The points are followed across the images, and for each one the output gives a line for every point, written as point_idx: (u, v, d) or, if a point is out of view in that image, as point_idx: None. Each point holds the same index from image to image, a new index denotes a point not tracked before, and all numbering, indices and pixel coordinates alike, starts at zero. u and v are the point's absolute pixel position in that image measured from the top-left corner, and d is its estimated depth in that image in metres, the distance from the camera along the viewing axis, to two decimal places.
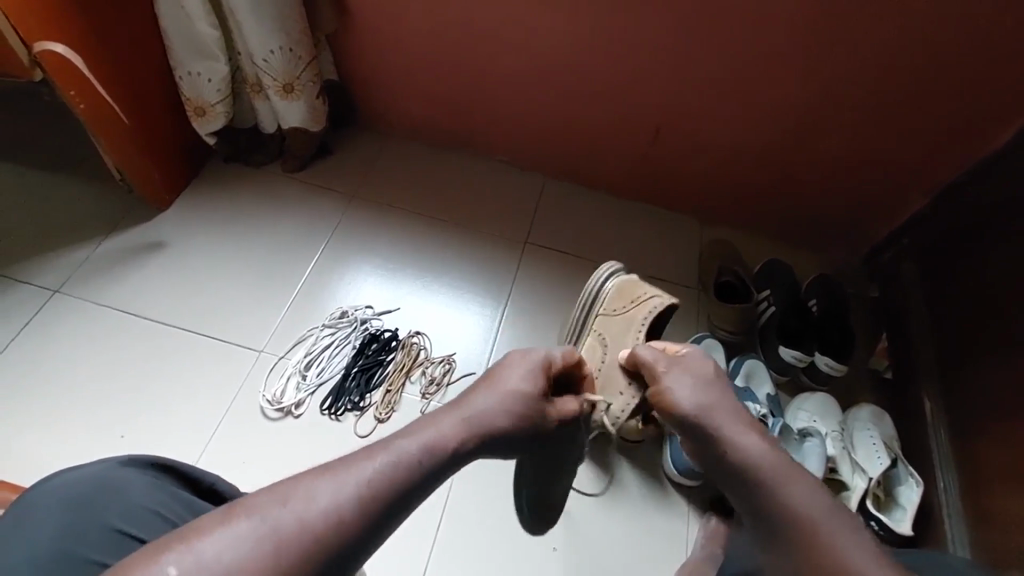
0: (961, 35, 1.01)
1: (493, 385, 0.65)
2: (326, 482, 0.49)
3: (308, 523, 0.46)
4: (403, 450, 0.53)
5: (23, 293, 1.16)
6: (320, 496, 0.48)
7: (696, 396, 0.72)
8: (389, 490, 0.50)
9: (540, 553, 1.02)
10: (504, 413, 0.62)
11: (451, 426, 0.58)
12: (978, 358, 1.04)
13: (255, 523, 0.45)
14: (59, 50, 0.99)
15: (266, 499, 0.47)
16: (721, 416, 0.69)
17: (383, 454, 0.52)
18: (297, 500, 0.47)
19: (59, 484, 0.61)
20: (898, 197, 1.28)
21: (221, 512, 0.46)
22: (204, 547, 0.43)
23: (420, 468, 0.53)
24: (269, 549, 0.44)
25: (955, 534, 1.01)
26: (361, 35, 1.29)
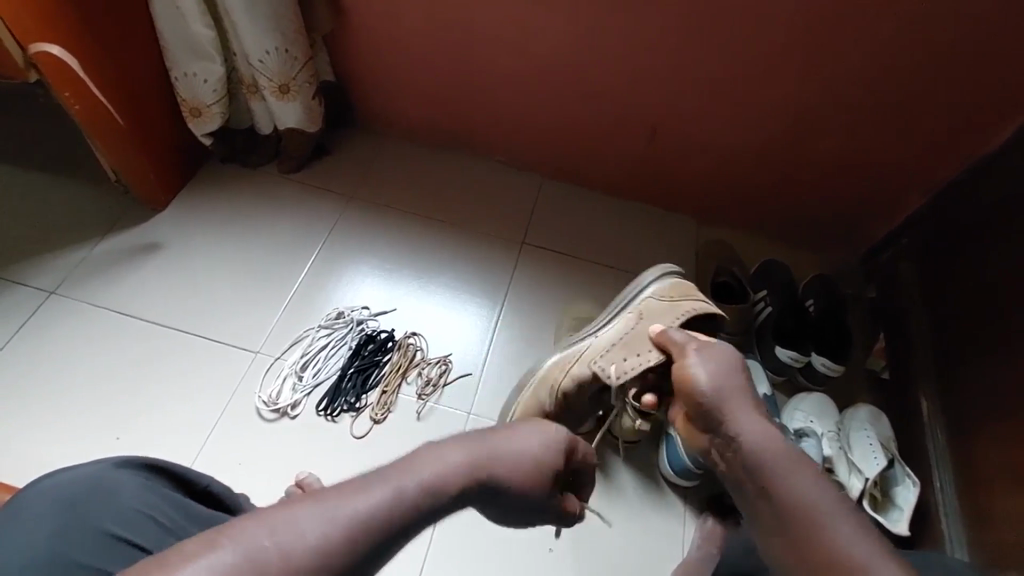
0: (956, 34, 1.01)
1: (518, 422, 0.61)
2: (313, 511, 0.43)
3: (291, 565, 0.40)
4: (410, 484, 0.48)
5: (19, 294, 1.16)
6: (309, 530, 0.42)
7: (714, 380, 0.73)
8: (384, 531, 0.45)
9: (536, 554, 1.03)
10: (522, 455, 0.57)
11: (463, 462, 0.53)
12: (974, 358, 1.04)
13: (236, 557, 0.39)
14: (54, 52, 0.99)
15: (251, 528, 0.41)
16: (738, 404, 0.70)
17: (388, 485, 0.47)
18: (283, 533, 0.41)
19: (53, 484, 0.61)
20: (895, 197, 1.28)
21: (199, 537, 0.40)
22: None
23: (420, 510, 0.48)
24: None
25: (952, 534, 1.01)
26: (357, 35, 1.29)
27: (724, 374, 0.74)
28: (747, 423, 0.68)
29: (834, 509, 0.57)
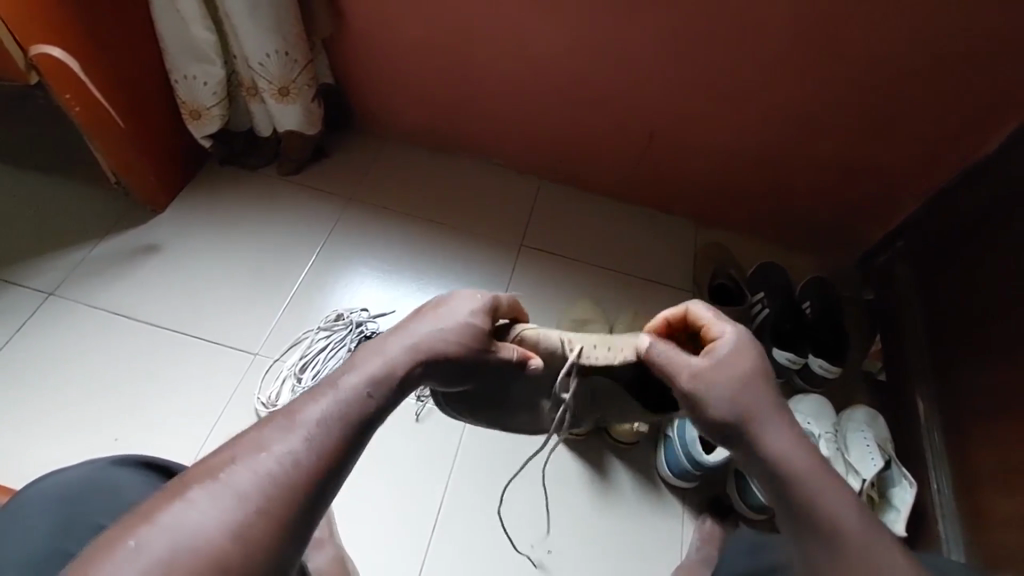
0: (950, 40, 1.02)
1: (438, 312, 0.61)
2: (272, 430, 0.48)
3: (264, 473, 0.45)
4: (353, 386, 0.53)
5: (18, 295, 1.16)
6: (274, 445, 0.47)
7: (730, 395, 0.61)
8: (343, 429, 0.50)
9: (535, 556, 1.02)
10: (448, 342, 0.59)
11: (394, 356, 0.56)
12: (969, 360, 1.05)
13: (212, 483, 0.44)
14: (54, 54, 1.00)
15: (218, 459, 0.46)
16: (757, 416, 0.60)
17: (331, 392, 0.51)
18: (250, 455, 0.46)
19: (53, 481, 0.62)
20: (892, 200, 1.29)
21: (172, 481, 0.45)
22: (162, 515, 0.42)
23: (373, 402, 0.52)
24: (231, 505, 0.43)
25: (949, 534, 1.02)
26: (356, 39, 1.30)
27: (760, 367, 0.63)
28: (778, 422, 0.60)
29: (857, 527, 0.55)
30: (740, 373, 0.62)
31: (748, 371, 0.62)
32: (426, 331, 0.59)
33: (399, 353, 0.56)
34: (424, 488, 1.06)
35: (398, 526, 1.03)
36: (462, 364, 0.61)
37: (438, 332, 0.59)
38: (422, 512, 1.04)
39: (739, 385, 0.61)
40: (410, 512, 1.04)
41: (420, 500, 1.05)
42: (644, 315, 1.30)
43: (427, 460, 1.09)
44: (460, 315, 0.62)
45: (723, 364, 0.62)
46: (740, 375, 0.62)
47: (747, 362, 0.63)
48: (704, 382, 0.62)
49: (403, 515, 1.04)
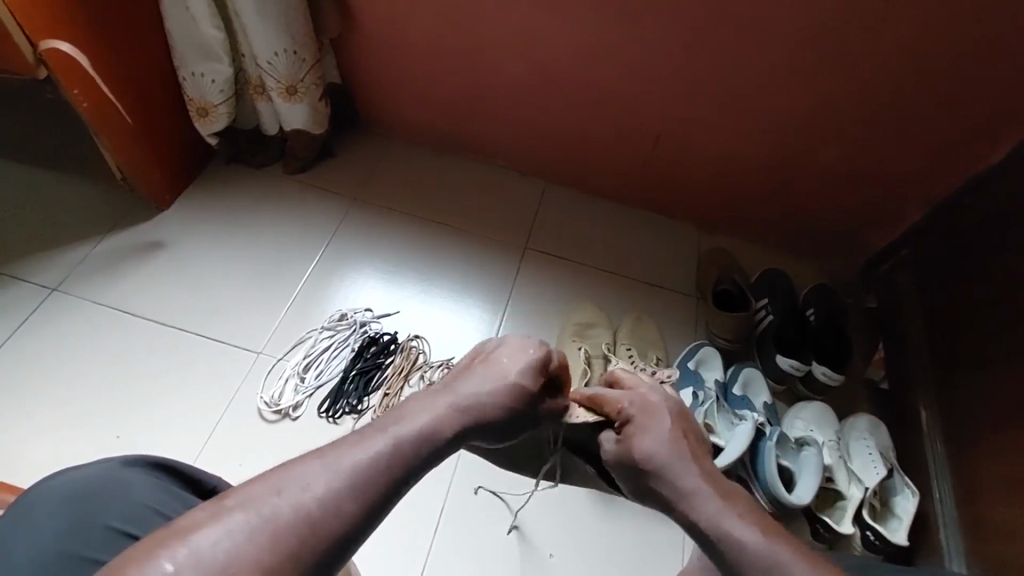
0: (957, 50, 1.03)
1: (489, 372, 0.64)
2: (316, 465, 0.49)
3: (303, 510, 0.46)
4: (401, 436, 0.53)
5: (22, 290, 1.16)
6: (315, 484, 0.48)
7: (651, 453, 0.65)
8: (382, 477, 0.50)
9: (535, 559, 1.02)
10: (494, 398, 0.61)
11: (444, 412, 0.58)
12: (971, 371, 1.05)
13: (253, 516, 0.45)
14: (64, 49, 0.99)
15: (261, 490, 0.47)
16: (671, 471, 0.63)
17: (379, 437, 0.52)
18: (293, 490, 0.47)
19: (59, 484, 0.60)
20: (895, 210, 1.29)
21: (215, 504, 0.46)
22: (200, 540, 0.43)
23: (414, 453, 0.53)
24: (267, 539, 0.44)
25: (951, 545, 1.02)
26: (365, 40, 1.30)
27: (661, 435, 0.66)
28: (683, 483, 0.62)
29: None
30: (638, 452, 0.65)
31: (649, 444, 0.65)
32: (477, 390, 0.61)
33: (447, 412, 0.58)
34: (427, 491, 1.06)
35: (402, 527, 1.02)
36: (512, 423, 0.63)
37: (486, 390, 0.61)
38: (426, 512, 1.04)
39: (641, 464, 0.65)
40: (412, 514, 1.04)
41: (424, 502, 1.05)
42: (647, 319, 1.30)
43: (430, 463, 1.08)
44: (506, 375, 0.64)
45: (635, 441, 0.67)
46: (639, 454, 0.65)
47: (646, 439, 0.66)
48: (636, 446, 0.66)
49: (403, 516, 1.03)
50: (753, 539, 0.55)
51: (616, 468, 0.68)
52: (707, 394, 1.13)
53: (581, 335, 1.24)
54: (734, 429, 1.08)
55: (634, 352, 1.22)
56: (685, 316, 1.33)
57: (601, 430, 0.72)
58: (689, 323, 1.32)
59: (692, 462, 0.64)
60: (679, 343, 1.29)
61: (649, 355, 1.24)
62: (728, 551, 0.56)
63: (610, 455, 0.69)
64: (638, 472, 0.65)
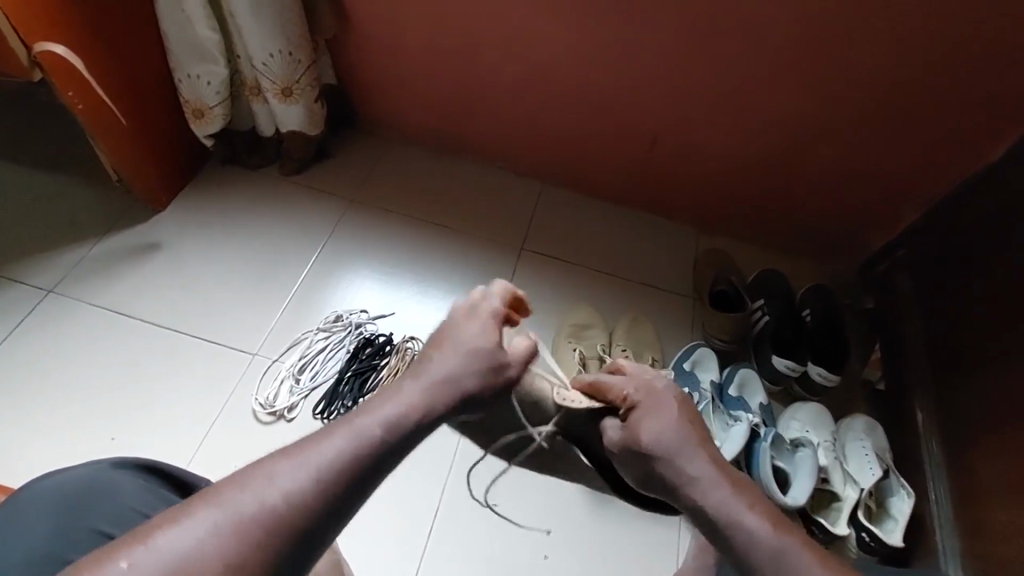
0: (953, 51, 1.02)
1: (455, 348, 0.62)
2: (282, 461, 0.48)
3: (267, 507, 0.45)
4: (368, 427, 0.52)
5: (18, 292, 1.16)
6: (280, 479, 0.47)
7: (659, 439, 0.63)
8: (349, 468, 0.49)
9: (530, 561, 1.02)
10: (463, 377, 0.60)
11: (416, 396, 0.57)
12: (967, 372, 1.05)
13: (217, 513, 0.44)
14: (58, 51, 0.99)
15: (225, 487, 0.46)
16: (679, 456, 0.62)
17: (346, 430, 0.52)
18: (258, 486, 0.46)
19: (48, 486, 0.61)
20: (892, 210, 1.29)
21: (179, 503, 0.46)
22: (162, 539, 0.43)
23: (381, 441, 0.52)
24: (229, 536, 0.43)
25: (947, 547, 1.01)
26: (361, 41, 1.30)
27: (667, 420, 0.65)
28: (692, 469, 0.61)
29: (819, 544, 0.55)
30: (646, 437, 0.64)
31: (656, 429, 0.64)
32: (442, 369, 0.60)
33: (417, 396, 0.57)
34: (422, 492, 1.06)
35: (397, 528, 1.02)
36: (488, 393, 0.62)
37: (453, 369, 0.60)
38: (421, 514, 1.04)
39: (649, 450, 0.63)
40: (407, 515, 1.04)
41: (419, 505, 1.05)
42: (643, 320, 1.30)
43: (425, 466, 1.08)
44: (471, 345, 0.63)
45: (640, 426, 0.65)
46: (647, 439, 0.64)
47: (653, 423, 0.65)
48: (642, 432, 0.65)
49: (398, 518, 1.03)
50: (765, 530, 0.55)
51: (619, 453, 0.67)
52: (703, 395, 1.13)
53: (577, 336, 1.24)
54: (729, 429, 1.07)
55: (629, 352, 1.22)
56: (681, 316, 1.33)
57: (602, 418, 0.71)
58: (685, 324, 1.32)
59: (700, 448, 0.63)
60: (675, 343, 1.29)
61: (644, 356, 1.24)
62: (738, 540, 0.55)
63: (614, 443, 0.68)
64: (643, 457, 0.64)
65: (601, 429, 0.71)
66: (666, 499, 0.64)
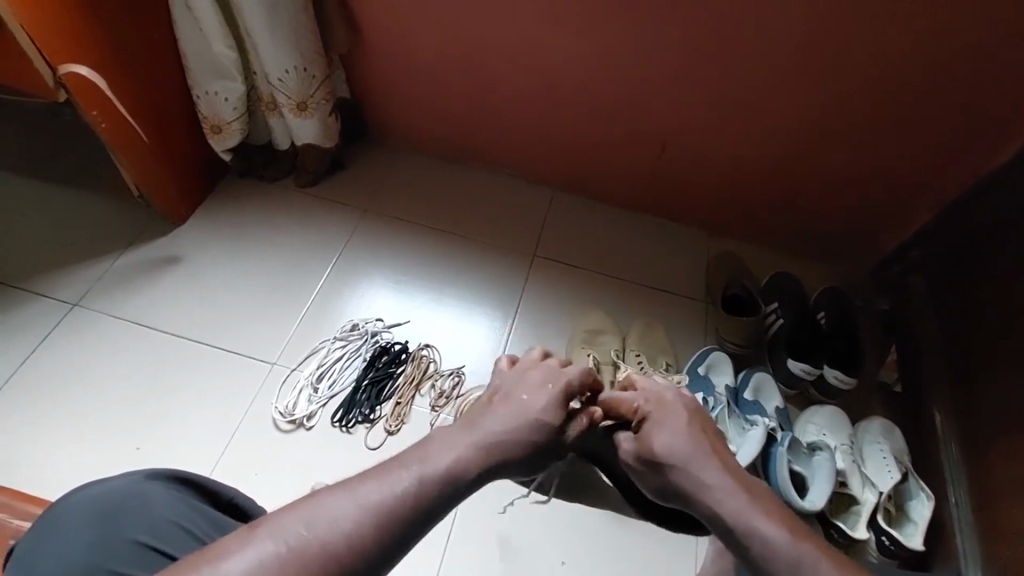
0: (964, 51, 1.02)
1: (511, 410, 0.66)
2: (342, 498, 0.49)
3: (329, 541, 0.46)
4: (425, 470, 0.55)
5: (43, 305, 1.20)
6: (341, 515, 0.48)
7: (670, 448, 0.65)
8: (407, 511, 0.51)
9: (549, 567, 1.03)
10: (516, 438, 0.63)
11: (466, 450, 0.58)
12: (986, 373, 1.04)
13: (281, 545, 0.45)
14: (82, 72, 1.02)
15: (290, 519, 0.47)
16: (691, 464, 0.63)
17: (403, 473, 0.53)
18: (320, 520, 0.47)
19: (86, 497, 0.63)
20: (905, 211, 1.29)
21: (242, 532, 0.46)
22: (231, 567, 0.43)
23: (438, 488, 0.54)
24: (293, 569, 0.44)
25: (966, 549, 1.00)
26: (373, 54, 1.32)
27: (678, 429, 0.67)
28: (704, 476, 0.62)
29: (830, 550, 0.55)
30: (657, 447, 0.66)
31: (668, 439, 0.66)
32: (496, 426, 0.63)
33: (471, 451, 0.59)
34: None
35: None
36: (533, 457, 0.64)
37: (507, 427, 0.63)
38: (438, 520, 1.05)
39: (660, 458, 0.65)
40: None
41: None
42: (656, 325, 1.30)
43: None
44: (529, 411, 0.66)
45: (652, 436, 0.67)
46: (658, 449, 0.66)
47: (665, 433, 0.67)
48: (654, 442, 0.67)
49: None
50: (780, 536, 0.54)
51: (633, 465, 0.69)
52: (718, 399, 1.13)
53: (590, 342, 1.25)
54: (746, 434, 1.07)
55: (644, 359, 1.23)
56: (695, 321, 1.33)
57: (616, 432, 0.74)
58: (699, 328, 1.32)
59: (712, 457, 0.64)
60: (689, 348, 1.29)
61: (659, 361, 1.24)
62: (754, 547, 0.55)
63: (629, 455, 0.70)
64: (654, 466, 0.66)
65: (614, 441, 0.74)
66: (681, 508, 0.64)
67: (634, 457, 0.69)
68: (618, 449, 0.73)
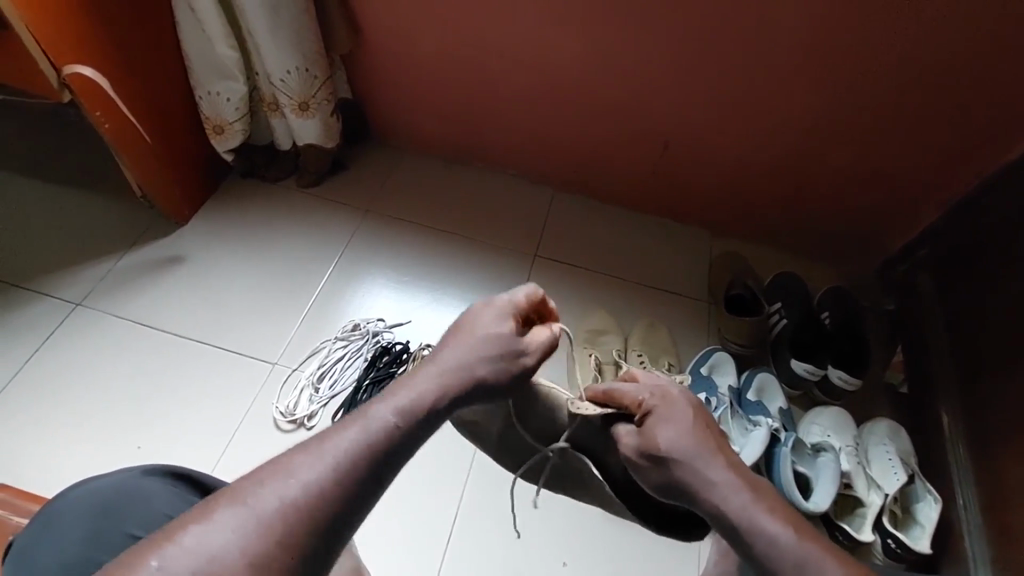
0: (968, 49, 1.01)
1: (464, 346, 0.61)
2: (302, 457, 0.48)
3: (289, 505, 0.45)
4: (379, 418, 0.52)
5: (47, 305, 1.20)
6: (300, 473, 0.47)
7: (677, 445, 0.62)
8: (365, 461, 0.49)
9: (551, 568, 1.02)
10: (472, 366, 0.60)
11: (421, 388, 0.56)
12: (993, 373, 1.03)
13: (239, 508, 0.44)
14: (87, 74, 1.03)
15: (247, 484, 0.46)
16: (698, 463, 0.61)
17: (358, 425, 0.51)
18: (278, 481, 0.46)
19: (84, 493, 0.63)
20: (910, 211, 1.28)
21: (202, 504, 0.45)
22: (189, 536, 0.42)
23: (399, 432, 0.52)
24: (254, 535, 0.43)
25: (975, 553, 0.99)
26: (374, 56, 1.32)
27: (684, 426, 0.64)
28: (711, 475, 0.60)
29: (832, 549, 0.55)
30: (664, 443, 0.63)
31: (675, 436, 0.63)
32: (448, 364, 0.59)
33: (427, 388, 0.57)
34: (440, 498, 1.07)
35: (416, 533, 1.03)
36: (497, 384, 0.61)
37: (461, 358, 0.60)
38: (439, 520, 1.05)
39: (666, 455, 0.62)
40: (425, 520, 1.04)
41: (437, 512, 1.05)
42: (659, 324, 1.29)
43: (440, 468, 1.09)
44: (479, 335, 0.62)
45: (658, 431, 0.64)
46: (664, 445, 0.63)
47: (670, 429, 0.64)
48: (659, 437, 0.64)
49: (417, 525, 1.04)
50: (786, 535, 0.55)
51: (633, 458, 0.66)
52: (720, 399, 1.12)
53: (592, 342, 1.24)
54: (749, 434, 1.06)
55: (646, 359, 1.22)
56: (698, 321, 1.32)
57: (615, 423, 0.70)
58: (702, 328, 1.31)
59: (718, 454, 0.62)
60: (692, 348, 1.29)
61: (661, 360, 1.24)
62: (758, 545, 0.55)
63: (631, 449, 0.66)
64: (660, 463, 0.63)
65: (613, 434, 0.70)
66: (684, 505, 0.63)
67: (635, 450, 0.65)
68: (616, 441, 0.69)
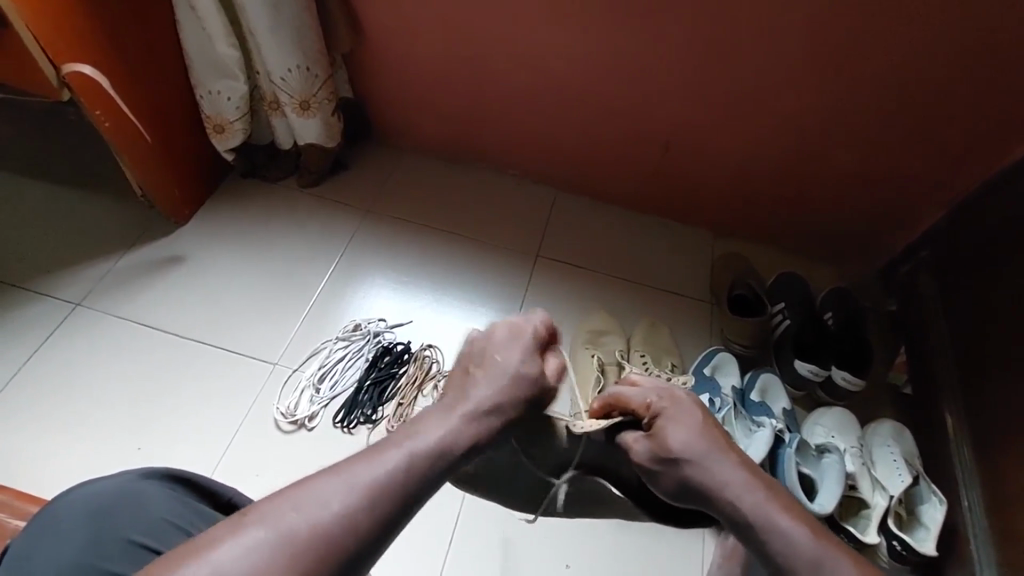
0: (971, 48, 1.01)
1: (489, 374, 0.59)
2: (334, 481, 0.48)
3: (321, 526, 0.45)
4: (418, 445, 0.52)
5: (45, 305, 1.19)
6: (333, 499, 0.47)
7: (689, 446, 0.61)
8: (397, 490, 0.49)
9: (554, 570, 1.02)
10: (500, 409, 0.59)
11: (452, 426, 0.54)
12: (998, 374, 1.02)
13: (271, 532, 0.44)
14: (86, 71, 1.03)
15: (280, 506, 0.46)
16: (711, 463, 0.60)
17: (393, 452, 0.51)
18: (310, 506, 0.46)
19: (81, 496, 0.62)
20: (914, 211, 1.27)
21: (234, 519, 0.46)
22: (221, 557, 0.43)
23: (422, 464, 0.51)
24: (285, 557, 0.44)
25: (981, 555, 0.98)
26: (375, 55, 1.32)
27: (693, 425, 0.63)
28: (722, 474, 0.59)
29: (838, 552, 0.54)
30: (675, 444, 0.61)
31: (686, 437, 0.61)
32: (485, 396, 0.57)
33: (459, 426, 0.55)
34: (439, 499, 1.06)
35: (417, 534, 1.03)
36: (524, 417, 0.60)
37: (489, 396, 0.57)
38: (440, 523, 1.04)
39: (678, 456, 0.61)
40: (427, 522, 1.04)
41: (438, 514, 1.04)
42: (661, 324, 1.29)
43: None
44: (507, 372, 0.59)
45: (668, 433, 0.62)
46: (676, 447, 0.61)
47: (678, 429, 0.62)
48: (670, 438, 0.62)
49: (418, 526, 1.03)
50: (797, 532, 0.55)
51: (644, 463, 0.63)
52: (724, 400, 1.11)
53: (594, 342, 1.24)
54: (752, 435, 1.05)
55: (649, 359, 1.21)
56: (700, 322, 1.32)
57: (622, 431, 0.68)
58: (704, 329, 1.31)
59: (728, 452, 0.61)
60: (694, 348, 1.28)
61: (664, 361, 1.23)
62: (770, 542, 0.55)
63: (641, 456, 0.63)
64: (672, 467, 0.61)
65: (620, 442, 0.67)
66: (697, 508, 0.61)
67: (645, 455, 0.63)
68: (625, 449, 0.66)
